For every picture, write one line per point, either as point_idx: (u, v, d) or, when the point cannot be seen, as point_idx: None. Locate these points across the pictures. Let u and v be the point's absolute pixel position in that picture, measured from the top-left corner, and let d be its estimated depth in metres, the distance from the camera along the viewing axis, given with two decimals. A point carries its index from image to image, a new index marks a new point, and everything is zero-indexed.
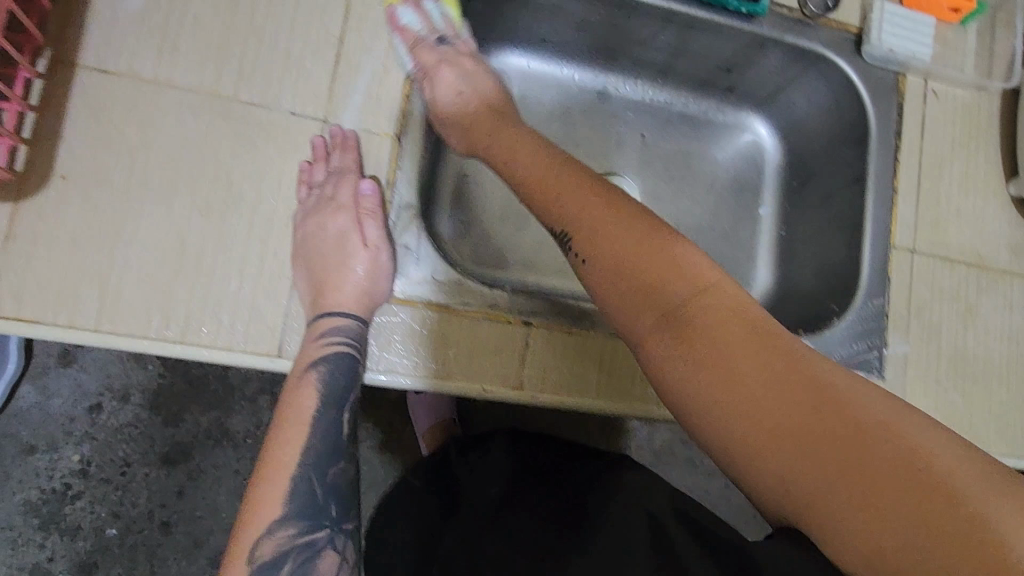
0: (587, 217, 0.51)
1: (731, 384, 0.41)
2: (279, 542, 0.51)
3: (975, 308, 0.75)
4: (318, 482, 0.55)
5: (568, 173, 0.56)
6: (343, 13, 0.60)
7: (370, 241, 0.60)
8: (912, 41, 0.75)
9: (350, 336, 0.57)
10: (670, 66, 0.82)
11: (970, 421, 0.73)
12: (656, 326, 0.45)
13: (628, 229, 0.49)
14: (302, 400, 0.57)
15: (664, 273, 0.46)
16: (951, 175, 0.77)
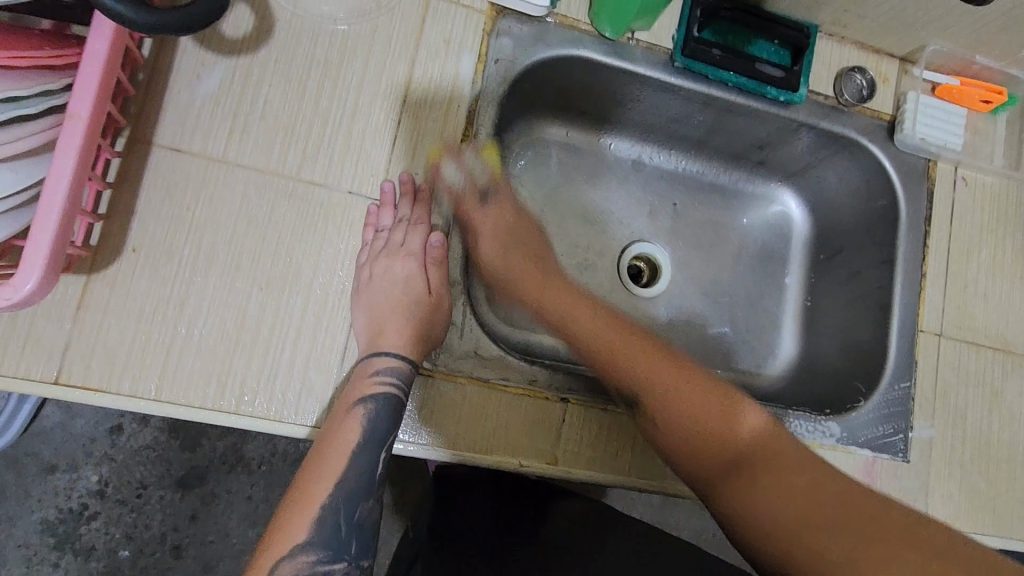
0: (637, 360, 0.63)
1: (751, 489, 0.54)
2: (297, 567, 0.52)
3: (1000, 394, 0.77)
4: (344, 515, 0.54)
5: (617, 335, 0.65)
6: (401, 98, 0.63)
7: (432, 288, 0.64)
8: (943, 130, 0.77)
9: (398, 379, 0.58)
10: (704, 140, 0.85)
11: (993, 505, 0.74)
12: (698, 449, 0.58)
13: (671, 373, 0.62)
14: (343, 433, 0.56)
15: (695, 413, 0.59)
16: (980, 261, 0.78)
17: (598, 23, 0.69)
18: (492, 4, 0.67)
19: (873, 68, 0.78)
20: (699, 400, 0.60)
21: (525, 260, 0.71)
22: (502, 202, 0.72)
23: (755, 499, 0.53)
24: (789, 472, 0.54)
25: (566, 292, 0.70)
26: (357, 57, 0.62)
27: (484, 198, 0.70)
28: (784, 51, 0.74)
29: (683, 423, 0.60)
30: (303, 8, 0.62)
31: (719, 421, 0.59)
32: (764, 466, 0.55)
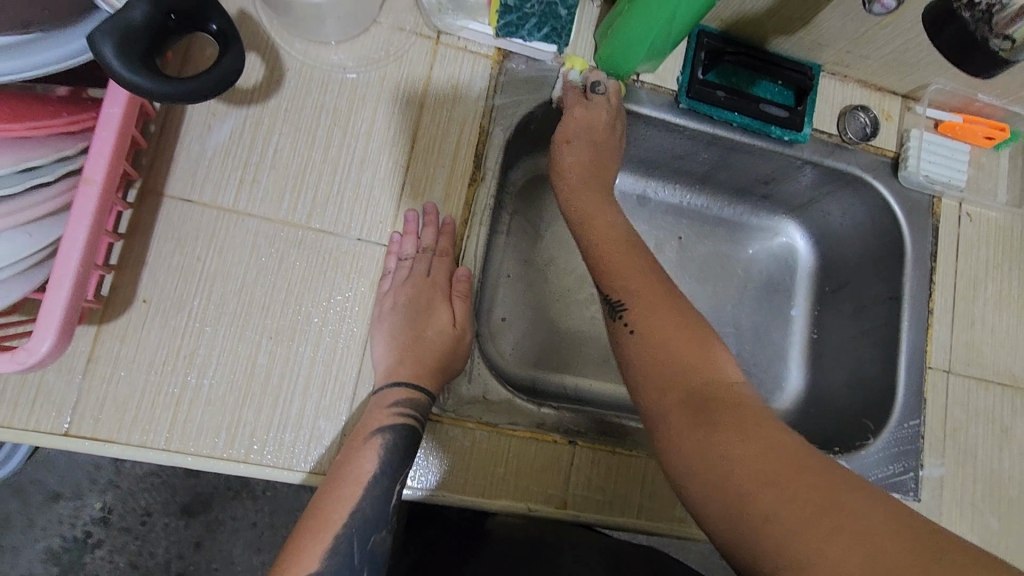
0: (626, 282, 0.58)
1: (699, 425, 0.47)
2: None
3: (1010, 430, 0.76)
4: (359, 544, 0.52)
5: (632, 268, 0.59)
6: (409, 144, 0.64)
7: (457, 320, 0.63)
8: (947, 167, 0.77)
9: (414, 410, 0.58)
10: (708, 175, 0.85)
11: (1007, 544, 0.73)
12: (656, 377, 0.52)
13: (653, 298, 0.57)
14: (361, 461, 0.55)
15: (695, 357, 0.52)
16: (986, 297, 0.78)
17: (601, 61, 0.69)
18: (499, 50, 0.68)
19: (876, 106, 0.79)
20: (680, 329, 0.54)
21: (590, 168, 0.66)
22: (600, 107, 0.67)
23: (699, 435, 0.47)
24: (750, 415, 0.47)
25: (603, 207, 0.65)
26: (365, 105, 0.63)
27: (593, 91, 0.67)
28: (788, 91, 0.75)
29: (648, 347, 0.54)
30: (313, 57, 0.63)
31: (694, 356, 0.52)
32: (724, 405, 0.48)
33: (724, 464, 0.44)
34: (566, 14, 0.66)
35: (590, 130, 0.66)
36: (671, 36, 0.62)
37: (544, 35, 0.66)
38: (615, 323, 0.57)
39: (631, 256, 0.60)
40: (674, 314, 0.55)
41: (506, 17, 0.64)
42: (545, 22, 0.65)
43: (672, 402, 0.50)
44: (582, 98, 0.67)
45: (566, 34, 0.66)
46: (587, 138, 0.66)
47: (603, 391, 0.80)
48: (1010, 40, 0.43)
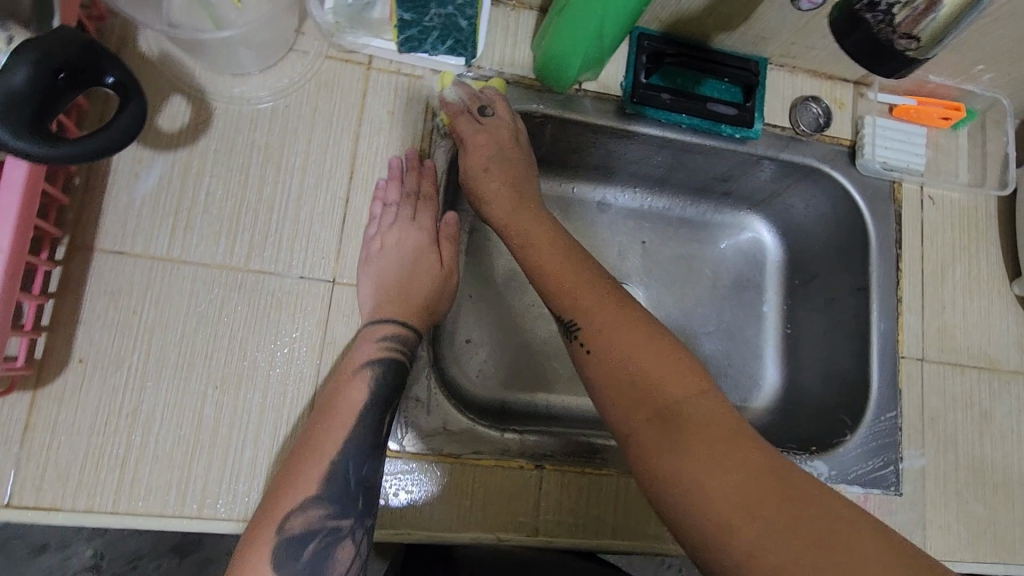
0: (588, 301, 0.55)
1: (676, 448, 0.45)
2: (309, 520, 0.50)
3: (989, 413, 0.75)
4: (354, 471, 0.53)
5: (595, 281, 0.57)
6: (348, 175, 0.62)
7: (445, 262, 0.65)
8: (905, 152, 0.76)
9: (402, 343, 0.59)
10: (667, 177, 0.83)
11: (995, 530, 0.72)
12: (627, 400, 0.49)
13: (612, 313, 0.54)
14: (352, 392, 0.56)
15: (666, 376, 0.49)
16: (955, 279, 0.77)
17: (552, 79, 0.67)
18: (434, 70, 0.66)
19: (828, 95, 0.77)
20: (642, 342, 0.51)
21: (510, 189, 0.64)
22: (496, 127, 0.65)
23: (677, 459, 0.45)
24: (726, 434, 0.45)
25: (539, 218, 0.63)
26: (298, 140, 0.62)
27: (482, 114, 0.65)
28: (736, 88, 0.74)
29: (613, 366, 0.51)
30: (240, 94, 0.61)
31: (665, 372, 0.49)
32: (700, 423, 0.46)
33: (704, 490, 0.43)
34: (469, 26, 0.60)
35: (498, 153, 0.64)
36: (613, 40, 0.61)
37: (448, 48, 0.63)
38: (572, 345, 0.55)
39: (587, 272, 0.58)
40: (638, 330, 0.52)
41: (407, 33, 0.60)
42: (447, 34, 0.61)
43: (647, 425, 0.48)
44: (472, 121, 0.65)
45: (469, 47, 0.63)
46: (498, 158, 0.64)
47: (577, 406, 0.78)
48: (917, 40, 0.43)
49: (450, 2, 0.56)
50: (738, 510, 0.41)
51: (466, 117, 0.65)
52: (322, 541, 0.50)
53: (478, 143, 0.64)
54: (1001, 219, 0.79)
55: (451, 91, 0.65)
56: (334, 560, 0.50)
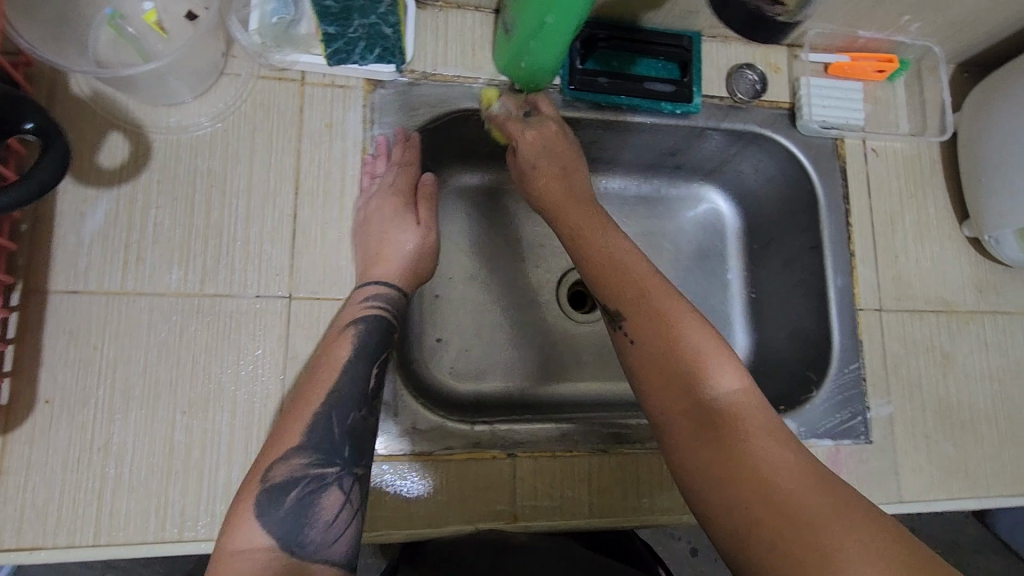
0: (630, 295, 0.60)
1: (703, 440, 0.50)
2: (291, 468, 0.53)
3: (950, 355, 0.76)
4: (338, 422, 0.56)
5: (643, 275, 0.61)
6: (293, 190, 0.63)
7: (423, 223, 0.68)
8: (843, 109, 0.77)
9: (386, 302, 0.62)
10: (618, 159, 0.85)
11: (966, 469, 0.74)
12: (660, 391, 0.54)
13: (655, 308, 0.58)
14: (339, 347, 0.59)
15: (702, 369, 0.53)
16: (906, 227, 0.78)
17: (525, 83, 0.69)
18: (367, 80, 0.67)
19: (763, 60, 0.78)
20: (684, 330, 0.56)
21: (562, 191, 0.69)
22: (543, 125, 0.70)
23: (702, 451, 0.50)
24: (749, 429, 0.49)
25: (588, 212, 0.68)
26: (239, 161, 0.63)
27: (527, 116, 0.70)
28: (673, 64, 0.74)
29: (650, 358, 0.56)
30: (176, 123, 0.62)
31: (701, 365, 0.53)
32: (732, 419, 0.50)
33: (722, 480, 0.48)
34: (393, 32, 0.61)
35: (546, 150, 0.69)
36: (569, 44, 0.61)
37: (377, 56, 0.64)
38: (618, 335, 0.59)
39: (632, 267, 0.62)
40: (681, 322, 0.57)
41: (334, 46, 0.61)
42: (374, 43, 0.61)
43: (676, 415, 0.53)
44: (519, 121, 0.70)
45: (397, 52, 0.63)
46: (551, 154, 0.70)
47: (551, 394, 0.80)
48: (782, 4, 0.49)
49: (371, 11, 0.57)
50: (748, 496, 0.46)
51: (513, 120, 0.71)
52: (304, 488, 0.53)
53: (529, 135, 0.69)
54: (946, 163, 0.80)
55: (496, 105, 0.70)
56: (317, 506, 0.52)
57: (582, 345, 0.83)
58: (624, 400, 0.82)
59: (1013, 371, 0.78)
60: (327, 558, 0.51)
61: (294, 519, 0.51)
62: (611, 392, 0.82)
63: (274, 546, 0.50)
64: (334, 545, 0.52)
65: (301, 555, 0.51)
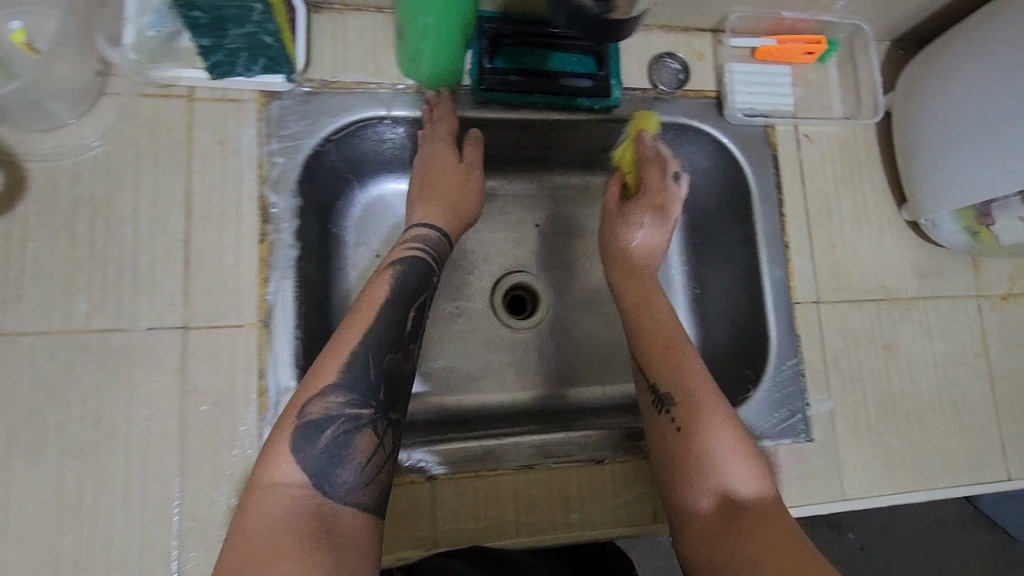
0: (673, 377, 0.62)
1: (727, 535, 0.52)
2: (327, 406, 0.54)
3: (892, 344, 0.74)
4: (375, 364, 0.57)
5: (689, 362, 0.63)
6: (185, 214, 0.60)
7: (467, 162, 0.70)
8: (770, 93, 0.75)
9: (426, 244, 0.67)
10: (546, 156, 0.79)
11: (911, 461, 0.72)
12: (693, 479, 0.57)
13: (701, 397, 0.60)
14: (378, 289, 0.62)
15: (735, 469, 0.56)
16: (842, 214, 0.76)
17: (425, 83, 0.67)
18: (260, 91, 0.64)
19: (686, 48, 0.75)
20: (720, 424, 0.58)
21: (634, 272, 0.71)
22: (670, 192, 0.73)
23: (724, 544, 0.52)
24: (776, 528, 0.51)
25: (651, 287, 0.70)
26: (125, 187, 0.59)
27: (670, 176, 0.73)
28: (589, 57, 0.70)
29: (688, 447, 0.58)
30: (52, 149, 0.58)
31: (735, 464, 0.57)
32: (757, 518, 0.53)
33: (739, 568, 0.49)
34: (274, 42, 0.57)
35: (659, 212, 0.72)
36: (462, 43, 0.60)
37: (263, 66, 0.60)
38: (660, 416, 0.61)
39: (678, 351, 0.64)
40: (718, 414, 0.59)
41: (213, 58, 0.57)
42: (257, 53, 0.58)
43: (705, 510, 0.55)
44: (663, 172, 0.73)
45: (284, 60, 0.60)
46: (655, 218, 0.72)
47: (486, 408, 0.76)
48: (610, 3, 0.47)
49: (245, 20, 0.53)
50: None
51: (659, 168, 0.73)
52: (341, 426, 0.54)
53: (647, 213, 0.72)
54: (883, 144, 0.78)
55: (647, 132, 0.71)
56: (350, 446, 0.53)
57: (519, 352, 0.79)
58: (565, 411, 0.78)
59: (957, 358, 0.76)
60: (355, 500, 0.52)
61: (327, 457, 0.52)
62: (554, 403, 0.78)
63: (306, 483, 0.51)
64: (363, 490, 0.53)
65: (332, 495, 0.51)
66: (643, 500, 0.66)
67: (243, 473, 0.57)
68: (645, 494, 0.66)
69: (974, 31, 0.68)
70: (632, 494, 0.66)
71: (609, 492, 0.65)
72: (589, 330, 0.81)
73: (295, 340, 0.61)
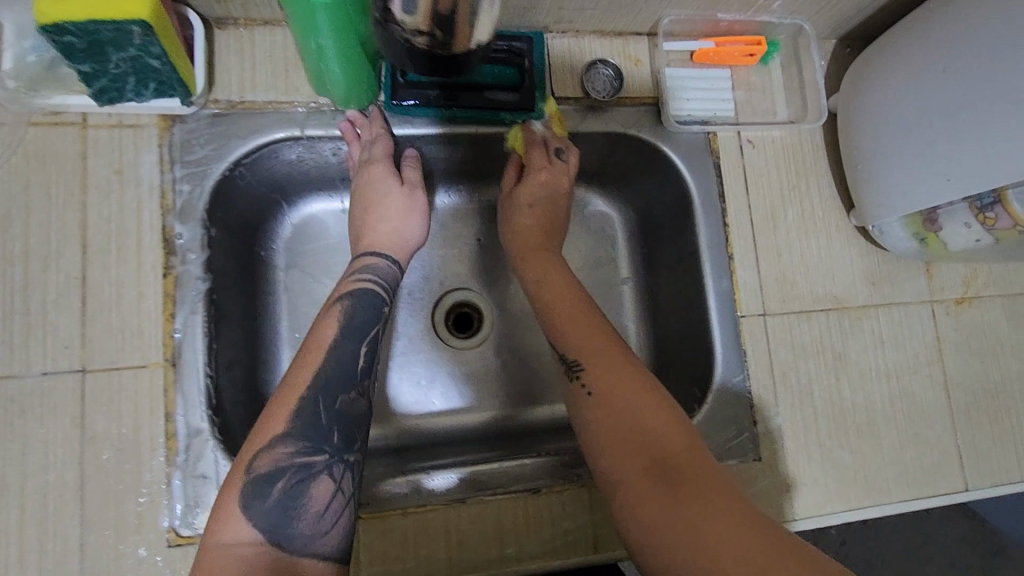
0: (581, 344, 0.61)
1: (661, 490, 0.50)
2: (277, 458, 0.51)
3: (843, 355, 0.72)
4: (325, 407, 0.55)
5: (599, 329, 0.62)
6: (81, 250, 0.57)
7: (408, 182, 0.67)
8: (707, 98, 0.72)
9: (378, 276, 0.64)
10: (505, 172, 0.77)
11: (864, 476, 0.70)
12: (617, 441, 0.54)
13: (612, 360, 0.59)
14: (325, 328, 0.59)
15: (654, 424, 0.54)
16: (789, 222, 0.73)
17: (340, 103, 0.63)
18: (162, 115, 0.60)
19: (620, 53, 0.71)
20: (632, 384, 0.57)
21: (573, 292, 0.65)
22: (561, 170, 0.69)
23: (659, 504, 0.49)
24: (708, 487, 0.49)
25: (553, 260, 0.68)
26: (14, 223, 0.56)
27: (558, 155, 0.69)
28: (510, 69, 0.67)
29: (606, 412, 0.56)
30: None
31: (656, 419, 0.54)
32: (682, 473, 0.51)
33: (670, 530, 0.48)
34: (163, 64, 0.53)
35: (545, 194, 0.69)
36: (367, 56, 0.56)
37: (155, 90, 0.56)
38: (573, 383, 0.60)
39: (589, 319, 0.63)
40: (629, 375, 0.58)
41: (98, 84, 0.54)
42: (145, 77, 0.54)
43: (633, 469, 0.52)
44: (546, 150, 0.69)
45: (177, 84, 0.56)
46: (544, 202, 0.69)
47: (423, 432, 0.73)
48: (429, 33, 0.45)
49: (126, 44, 0.50)
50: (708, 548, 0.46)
51: (540, 147, 0.69)
52: (293, 477, 0.51)
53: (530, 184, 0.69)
54: (829, 148, 0.75)
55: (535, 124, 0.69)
56: (306, 495, 0.51)
57: (460, 373, 0.75)
58: (509, 433, 0.75)
59: (911, 366, 0.73)
60: (317, 551, 0.49)
61: (281, 512, 0.49)
62: (515, 424, 0.75)
63: (261, 540, 0.48)
64: (325, 537, 0.50)
65: (289, 548, 0.49)
66: (582, 529, 0.63)
67: (150, 523, 0.54)
68: (584, 523, 0.63)
69: (917, 27, 0.64)
70: (570, 523, 0.63)
71: (547, 521, 0.62)
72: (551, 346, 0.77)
73: (206, 379, 0.58)
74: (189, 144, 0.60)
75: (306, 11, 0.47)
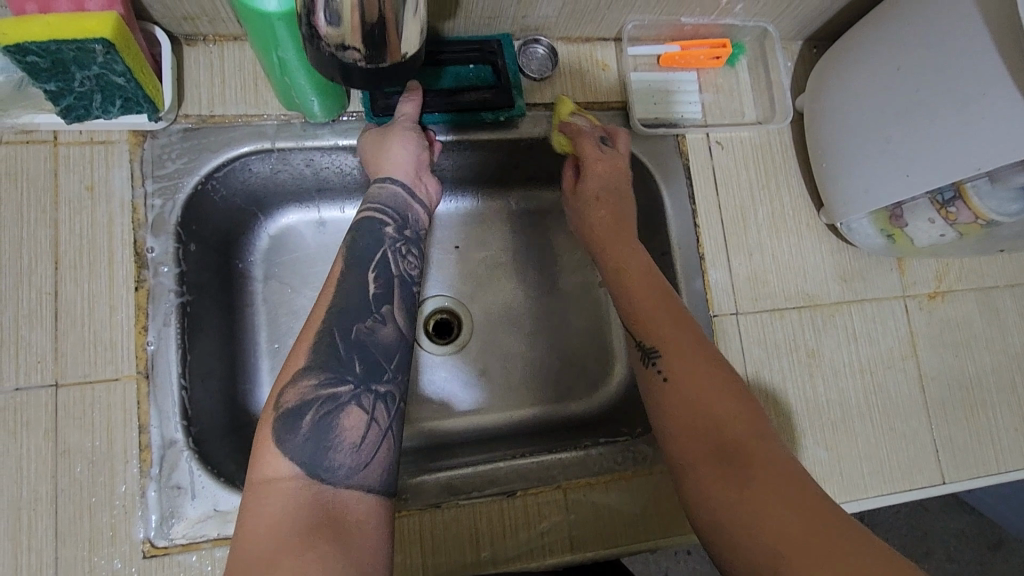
0: (654, 330, 0.60)
1: (730, 479, 0.50)
2: (303, 390, 0.50)
3: (817, 351, 0.72)
4: (342, 337, 0.53)
5: (677, 313, 0.60)
6: (55, 265, 0.58)
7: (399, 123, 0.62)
8: (674, 101, 0.73)
9: (381, 205, 0.61)
10: (501, 176, 0.78)
11: (840, 472, 0.70)
12: (685, 424, 0.54)
13: (686, 346, 0.58)
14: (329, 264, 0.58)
15: (725, 416, 0.53)
16: (759, 221, 0.73)
17: (309, 116, 0.63)
18: (133, 132, 0.61)
19: (588, 59, 0.72)
20: (707, 373, 0.56)
21: (647, 273, 0.63)
22: (614, 158, 0.68)
23: (721, 485, 0.50)
24: (780, 474, 0.49)
25: (631, 248, 0.66)
26: None
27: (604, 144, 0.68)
28: (487, 67, 0.68)
29: (684, 398, 0.55)
30: None
31: (726, 409, 0.54)
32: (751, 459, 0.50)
33: (739, 515, 0.48)
34: (127, 81, 0.54)
35: (610, 182, 0.68)
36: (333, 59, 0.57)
37: (121, 107, 0.57)
38: (649, 369, 0.58)
39: (667, 305, 0.61)
40: (702, 362, 0.57)
41: (66, 101, 0.55)
42: (110, 94, 0.55)
43: (703, 453, 0.52)
44: (596, 144, 0.68)
45: (143, 101, 0.57)
46: (610, 189, 0.68)
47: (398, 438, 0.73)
48: (355, 51, 0.44)
49: (88, 61, 0.51)
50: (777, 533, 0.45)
51: (589, 141, 0.68)
52: (322, 410, 0.50)
53: (598, 170, 0.67)
54: (799, 148, 0.76)
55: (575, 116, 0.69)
56: (340, 426, 0.50)
57: (437, 380, 0.75)
58: (491, 437, 0.74)
59: (885, 362, 0.73)
60: (359, 483, 0.48)
61: (314, 445, 0.48)
62: (496, 426, 0.74)
63: (299, 474, 0.47)
64: (364, 470, 0.49)
65: (331, 479, 0.47)
66: (558, 530, 0.63)
67: (124, 535, 0.55)
68: (560, 524, 0.63)
69: (871, 27, 0.65)
70: (546, 524, 0.63)
71: (524, 524, 0.63)
72: (529, 350, 0.77)
73: (179, 391, 0.58)
74: (159, 158, 0.61)
75: (264, 26, 0.48)
